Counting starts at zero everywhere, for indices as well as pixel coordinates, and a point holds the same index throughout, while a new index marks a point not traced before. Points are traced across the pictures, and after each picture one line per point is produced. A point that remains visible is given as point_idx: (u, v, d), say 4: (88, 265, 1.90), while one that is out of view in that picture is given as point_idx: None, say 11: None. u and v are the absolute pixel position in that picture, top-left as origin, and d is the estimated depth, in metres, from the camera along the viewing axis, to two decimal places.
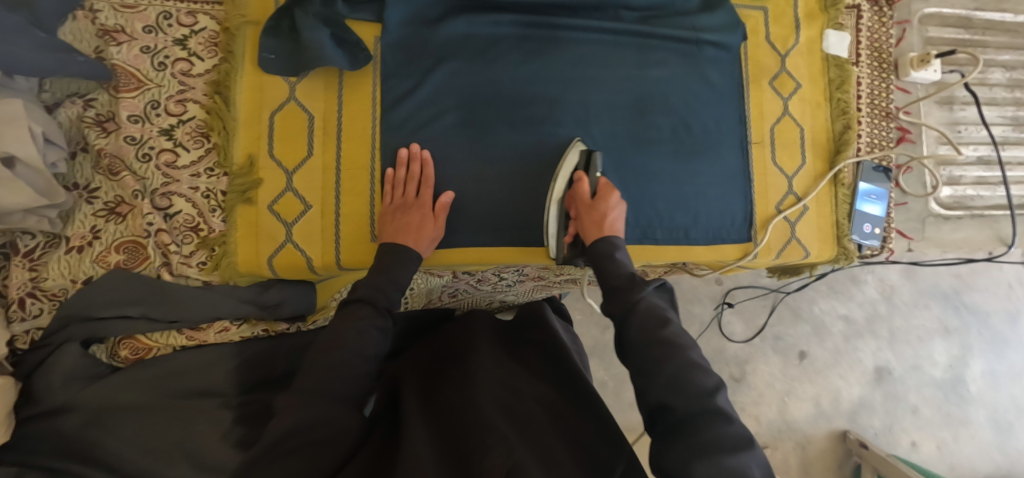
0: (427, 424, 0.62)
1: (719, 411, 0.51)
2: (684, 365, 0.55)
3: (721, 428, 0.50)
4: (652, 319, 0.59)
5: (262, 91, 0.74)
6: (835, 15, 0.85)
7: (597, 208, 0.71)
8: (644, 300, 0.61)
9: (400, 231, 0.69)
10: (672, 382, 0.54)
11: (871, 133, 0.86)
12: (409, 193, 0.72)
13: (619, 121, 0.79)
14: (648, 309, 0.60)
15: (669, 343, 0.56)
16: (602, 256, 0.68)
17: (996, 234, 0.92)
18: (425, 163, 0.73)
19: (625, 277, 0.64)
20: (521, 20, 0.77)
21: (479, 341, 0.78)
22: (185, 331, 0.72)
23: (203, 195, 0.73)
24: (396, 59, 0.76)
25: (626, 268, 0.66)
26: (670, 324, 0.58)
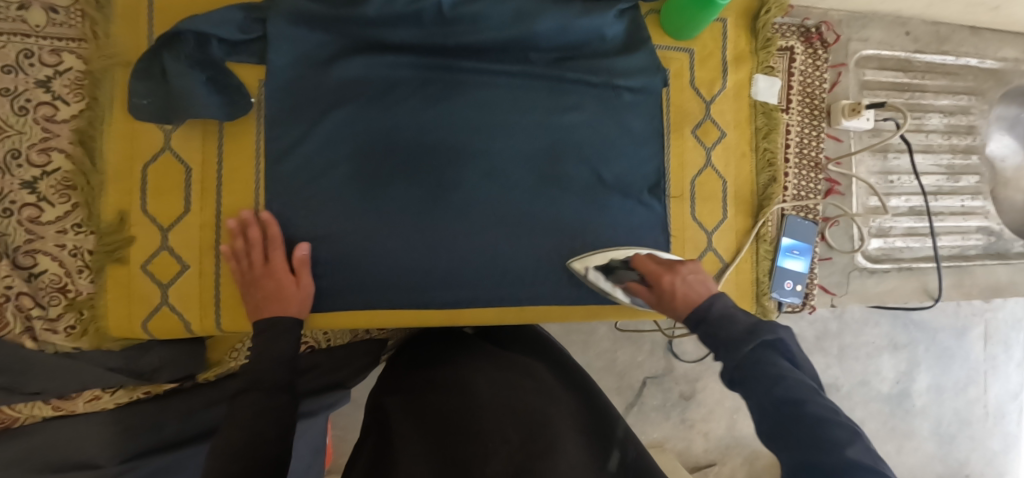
0: (417, 433, 0.56)
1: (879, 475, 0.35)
2: (809, 422, 0.39)
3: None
4: (760, 373, 0.44)
5: (133, 140, 0.68)
6: (766, 58, 0.81)
7: (664, 289, 0.62)
8: (755, 357, 0.46)
9: (264, 299, 0.65)
10: (806, 446, 0.38)
11: (798, 185, 0.83)
12: (255, 259, 0.66)
13: (528, 172, 0.74)
14: (755, 364, 0.45)
15: (793, 403, 0.41)
16: (714, 315, 0.54)
17: (922, 286, 0.87)
18: (263, 224, 0.67)
19: (748, 327, 0.49)
20: (420, 63, 0.71)
21: (471, 352, 0.72)
22: (52, 401, 0.67)
23: (70, 253, 0.68)
24: (281, 104, 0.69)
25: (739, 320, 0.50)
26: (789, 375, 0.43)
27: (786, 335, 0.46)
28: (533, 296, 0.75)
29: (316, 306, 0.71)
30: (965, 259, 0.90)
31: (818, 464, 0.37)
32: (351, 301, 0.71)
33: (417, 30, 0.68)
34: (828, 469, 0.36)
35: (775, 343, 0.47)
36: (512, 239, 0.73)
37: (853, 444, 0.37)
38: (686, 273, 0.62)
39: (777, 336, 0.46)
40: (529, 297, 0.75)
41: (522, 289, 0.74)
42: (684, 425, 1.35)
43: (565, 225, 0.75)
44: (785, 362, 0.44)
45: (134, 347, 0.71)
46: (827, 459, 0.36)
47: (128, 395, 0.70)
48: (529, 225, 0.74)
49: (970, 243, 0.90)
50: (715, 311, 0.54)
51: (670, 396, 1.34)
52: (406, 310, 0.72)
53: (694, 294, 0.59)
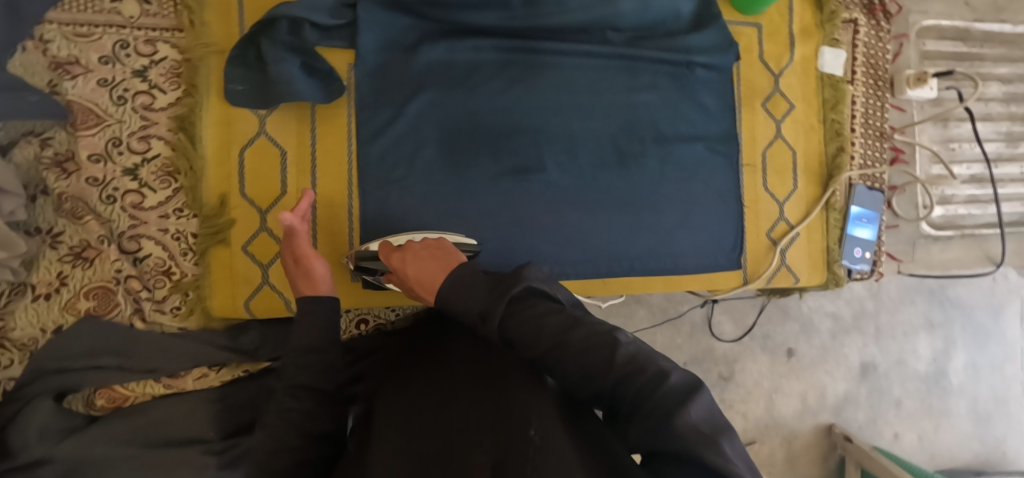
0: (386, 420, 0.48)
1: (641, 367, 0.36)
2: (580, 345, 0.39)
3: (673, 396, 0.34)
4: (534, 316, 0.41)
5: (230, 125, 0.70)
6: (831, 30, 0.82)
7: (399, 272, 0.55)
8: (521, 308, 0.42)
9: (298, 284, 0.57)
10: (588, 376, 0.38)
11: (865, 154, 0.84)
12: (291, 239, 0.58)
13: (606, 148, 0.77)
14: (522, 319, 0.41)
15: (559, 343, 0.39)
16: (461, 280, 0.46)
17: (984, 253, 0.90)
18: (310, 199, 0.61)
19: (494, 285, 0.44)
20: (502, 44, 0.73)
21: (454, 330, 0.62)
22: (163, 379, 0.69)
23: (173, 237, 0.70)
24: (373, 88, 0.71)
25: (482, 281, 0.45)
26: (546, 315, 0.41)
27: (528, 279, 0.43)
28: (615, 270, 0.77)
29: None
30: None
31: (614, 392, 0.37)
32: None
33: (503, 13, 0.70)
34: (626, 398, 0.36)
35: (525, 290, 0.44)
36: (590, 215, 0.76)
37: (620, 348, 0.38)
38: (417, 249, 0.55)
39: (524, 286, 0.43)
40: (611, 272, 0.77)
41: (603, 263, 0.77)
42: None
43: (643, 198, 0.77)
44: (546, 302, 0.42)
45: (234, 327, 0.73)
46: (620, 385, 0.36)
47: (231, 373, 0.72)
48: (608, 197, 0.76)
49: None
50: (456, 281, 0.46)
51: (710, 377, 1.40)
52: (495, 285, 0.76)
53: (421, 270, 0.51)
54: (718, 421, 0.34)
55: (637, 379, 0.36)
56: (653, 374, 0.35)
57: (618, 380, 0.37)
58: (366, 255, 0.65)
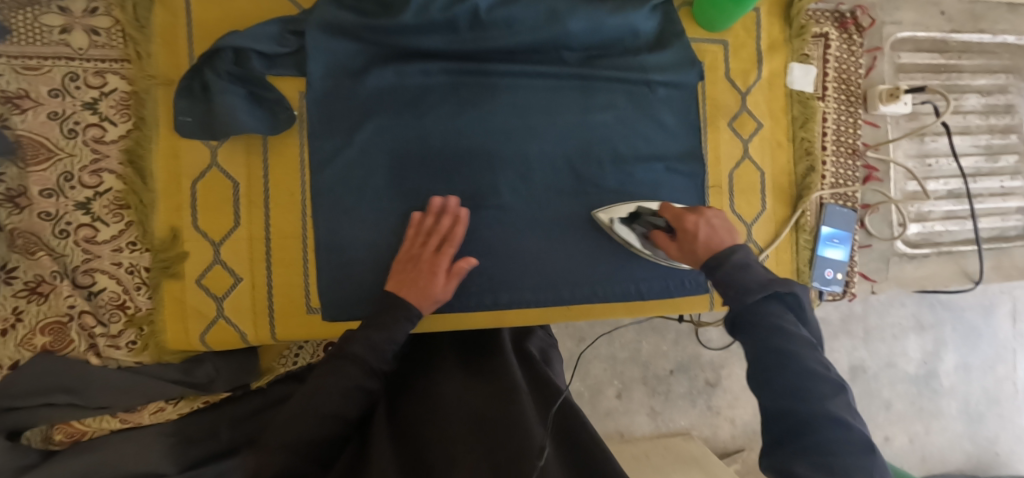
0: (388, 433, 0.55)
1: (844, 423, 0.39)
2: (795, 372, 0.42)
3: (844, 444, 0.38)
4: (761, 326, 0.45)
5: (178, 156, 0.70)
6: (800, 46, 0.80)
7: (687, 232, 0.59)
8: (767, 309, 0.46)
9: (408, 281, 0.66)
10: (783, 394, 0.42)
11: (836, 173, 0.82)
12: (432, 245, 0.68)
13: (564, 172, 0.75)
14: (758, 315, 0.46)
15: (794, 358, 0.42)
16: (731, 264, 0.51)
17: (961, 269, 0.87)
18: (457, 220, 0.70)
19: (765, 278, 0.48)
20: (453, 68, 0.72)
21: (443, 358, 0.70)
22: (118, 413, 0.69)
23: (127, 271, 0.70)
24: (322, 117, 0.70)
25: (758, 267, 0.49)
26: (786, 324, 0.45)
27: (800, 289, 0.47)
28: (577, 296, 0.76)
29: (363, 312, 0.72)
30: (1004, 240, 0.90)
31: (800, 414, 0.40)
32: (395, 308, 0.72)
33: (449, 36, 0.69)
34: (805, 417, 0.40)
35: (786, 296, 0.47)
36: (550, 239, 0.75)
37: (836, 395, 0.41)
38: (714, 217, 0.60)
39: (792, 290, 0.47)
40: (574, 298, 0.76)
41: (565, 289, 0.75)
42: (711, 412, 1.29)
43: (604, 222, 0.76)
44: (796, 316, 0.46)
45: (189, 359, 0.73)
46: (808, 407, 0.40)
47: (189, 406, 0.72)
48: (568, 220, 0.76)
49: (1009, 224, 0.90)
50: (744, 262, 0.51)
51: None
52: (467, 313, 0.74)
53: (711, 238, 0.57)
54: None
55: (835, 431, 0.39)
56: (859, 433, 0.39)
57: (808, 418, 0.40)
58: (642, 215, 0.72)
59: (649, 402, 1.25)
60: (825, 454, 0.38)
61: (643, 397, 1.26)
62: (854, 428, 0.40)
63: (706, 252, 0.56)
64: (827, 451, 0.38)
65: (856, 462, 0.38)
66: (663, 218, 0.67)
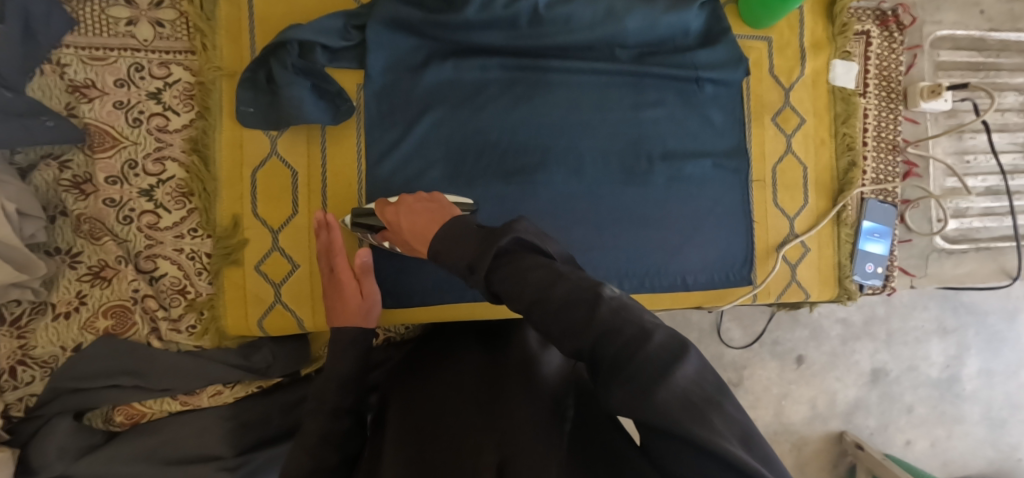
0: (397, 425, 0.53)
1: (642, 332, 0.33)
2: (563, 304, 0.37)
3: (629, 341, 0.33)
4: (506, 285, 0.39)
5: (241, 146, 0.71)
6: (843, 43, 0.81)
7: (394, 226, 0.61)
8: (500, 267, 0.40)
9: (332, 309, 0.66)
10: (587, 336, 0.35)
11: (877, 168, 0.83)
12: (326, 266, 0.67)
13: (614, 165, 0.77)
14: (513, 271, 0.39)
15: (556, 298, 0.37)
16: (448, 236, 0.46)
17: (1000, 267, 0.88)
18: (329, 225, 0.68)
19: (481, 242, 0.42)
20: (509, 64, 0.74)
21: (462, 348, 0.69)
22: (179, 396, 0.71)
23: (189, 257, 0.71)
24: (379, 110, 0.72)
25: (469, 234, 0.45)
26: (537, 266, 0.39)
27: (517, 227, 0.41)
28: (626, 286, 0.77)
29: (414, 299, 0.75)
30: None
31: (590, 351, 0.35)
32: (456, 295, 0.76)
33: (507, 32, 0.71)
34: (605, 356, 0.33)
35: (515, 242, 0.42)
36: (602, 231, 0.76)
37: (600, 303, 0.36)
38: (410, 201, 0.62)
39: (512, 238, 0.41)
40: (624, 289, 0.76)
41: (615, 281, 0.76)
42: None
43: (652, 214, 0.77)
44: (527, 255, 0.40)
45: (247, 344, 0.74)
46: (588, 340, 0.35)
47: (245, 389, 0.74)
48: (619, 213, 0.77)
49: None
50: (450, 233, 0.46)
51: None
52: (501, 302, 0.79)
53: (413, 221, 0.58)
54: (678, 361, 0.31)
55: (616, 338, 0.33)
56: (635, 331, 0.33)
57: (600, 338, 0.34)
58: (361, 214, 0.69)
59: None
60: (619, 366, 0.32)
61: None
62: (627, 324, 0.34)
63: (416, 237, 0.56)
64: (618, 364, 0.32)
65: (669, 371, 0.30)
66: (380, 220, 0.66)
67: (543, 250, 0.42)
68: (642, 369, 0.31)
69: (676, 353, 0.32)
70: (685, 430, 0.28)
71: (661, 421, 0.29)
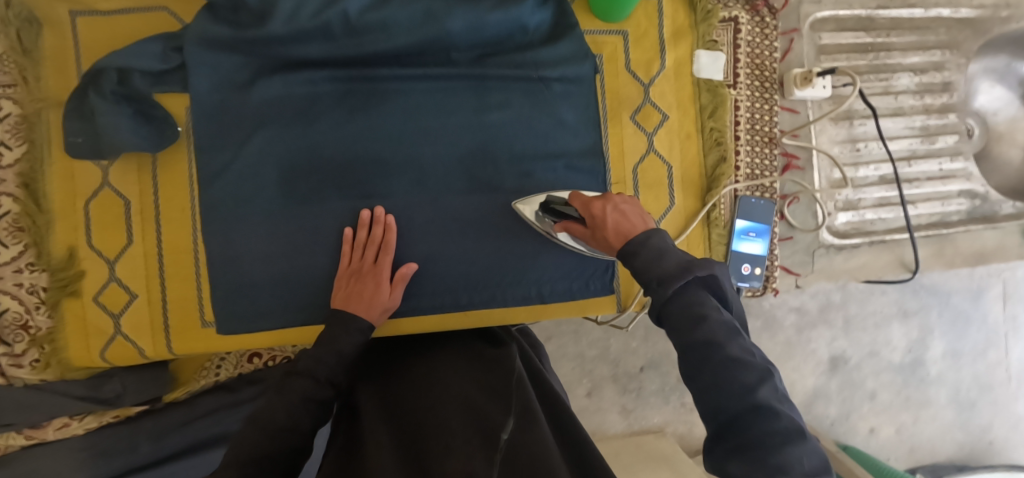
0: (388, 431, 0.49)
1: (796, 434, 0.37)
2: (724, 364, 0.39)
3: (781, 437, 0.36)
4: (687, 311, 0.41)
5: (73, 178, 0.71)
6: (707, 31, 0.76)
7: (596, 220, 0.54)
8: (687, 296, 0.42)
9: (353, 293, 0.66)
10: (714, 392, 0.39)
11: (751, 163, 0.79)
12: (369, 257, 0.68)
13: (457, 175, 0.74)
14: (687, 304, 0.41)
15: (714, 345, 0.39)
16: (651, 247, 0.46)
17: (898, 259, 0.83)
18: (387, 228, 0.69)
19: (679, 262, 0.43)
20: (340, 75, 0.71)
21: (442, 345, 0.68)
22: (24, 430, 0.70)
23: (28, 291, 0.70)
24: (210, 131, 0.70)
25: (676, 254, 0.44)
26: (712, 312, 0.41)
27: (719, 271, 0.42)
28: (477, 300, 0.74)
29: (256, 325, 0.71)
30: (946, 225, 0.85)
31: (725, 409, 0.39)
32: (307, 314, 0.72)
33: (328, 43, 0.68)
34: (747, 429, 0.37)
35: (705, 278, 0.43)
36: (490, 237, 0.74)
37: (765, 384, 0.38)
38: (618, 202, 0.54)
39: (707, 273, 0.42)
40: (471, 302, 0.74)
41: (461, 294, 0.74)
42: (686, 408, 1.21)
43: (504, 223, 0.74)
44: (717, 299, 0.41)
45: (96, 376, 0.73)
46: (735, 402, 0.38)
47: (96, 420, 0.72)
48: (467, 225, 0.74)
49: (951, 208, 0.85)
50: (646, 244, 0.46)
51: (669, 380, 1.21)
52: (411, 317, 0.73)
53: (622, 225, 0.50)
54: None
55: (763, 423, 0.37)
56: (787, 426, 0.37)
57: (743, 411, 0.38)
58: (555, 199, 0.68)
59: (621, 399, 1.18)
60: (759, 450, 0.36)
61: (613, 396, 1.19)
62: (784, 415, 0.37)
63: (619, 240, 0.50)
64: (760, 446, 0.36)
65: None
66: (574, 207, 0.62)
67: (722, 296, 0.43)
68: (781, 468, 0.35)
69: (804, 445, 0.36)
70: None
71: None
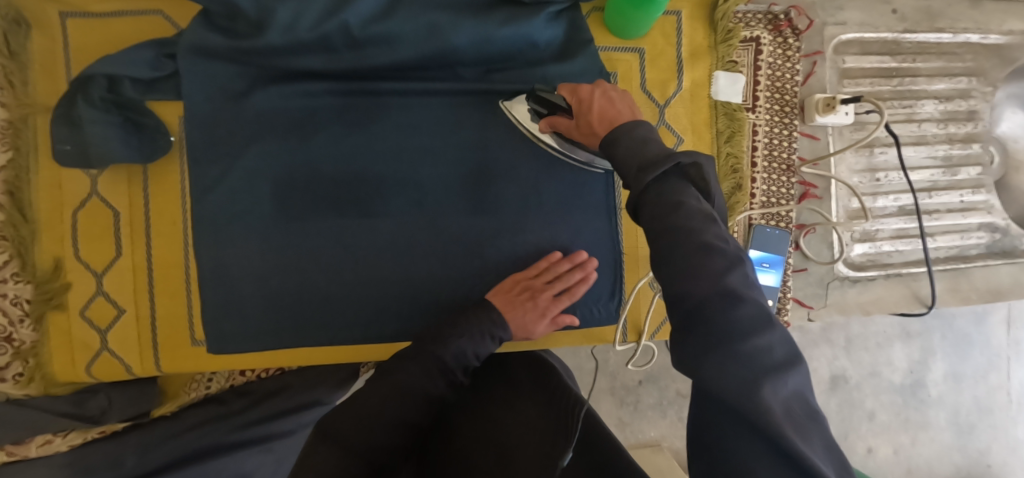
0: None
1: (763, 326, 0.30)
2: (694, 251, 0.33)
3: (746, 325, 0.30)
4: (663, 201, 0.36)
5: (61, 186, 0.68)
6: (727, 52, 0.73)
7: (582, 105, 0.51)
8: (668, 185, 0.37)
9: (524, 305, 0.67)
10: (683, 275, 0.33)
11: (767, 190, 0.76)
12: (551, 290, 0.68)
13: (460, 195, 0.71)
14: (664, 190, 0.36)
15: (686, 232, 0.34)
16: (635, 134, 0.41)
17: (913, 292, 0.81)
18: (584, 278, 0.70)
19: (660, 153, 0.39)
20: (341, 88, 0.69)
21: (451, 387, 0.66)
22: (6, 446, 0.66)
23: (12, 303, 0.67)
24: (203, 143, 0.67)
25: (662, 142, 0.40)
26: (689, 200, 0.35)
27: (703, 158, 0.37)
28: None
29: (246, 345, 0.69)
30: (964, 259, 0.83)
31: (693, 305, 0.32)
32: (302, 336, 0.70)
33: (328, 56, 0.65)
34: (711, 312, 0.31)
35: (688, 167, 0.38)
36: (493, 260, 0.72)
37: (736, 270, 0.32)
38: (607, 90, 0.51)
39: (692, 161, 0.37)
40: None
41: None
42: (683, 423, 1.19)
43: (506, 247, 0.72)
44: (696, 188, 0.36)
45: (82, 391, 0.71)
46: (700, 296, 0.32)
47: (81, 437, 0.68)
48: (468, 247, 0.71)
49: (970, 242, 0.83)
50: (635, 130, 0.41)
51: (666, 395, 1.17)
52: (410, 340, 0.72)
53: (608, 111, 0.47)
54: (789, 369, 0.30)
55: (728, 315, 0.30)
56: (749, 317, 0.31)
57: (705, 302, 0.31)
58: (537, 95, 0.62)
59: (618, 412, 1.16)
60: (730, 339, 0.29)
61: (610, 408, 1.17)
62: (748, 301, 0.31)
63: (602, 124, 0.48)
64: (728, 335, 0.29)
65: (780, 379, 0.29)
66: (562, 99, 0.58)
67: (704, 190, 0.38)
68: (750, 359, 0.29)
69: (773, 334, 0.30)
70: (782, 433, 0.27)
71: (757, 412, 0.28)
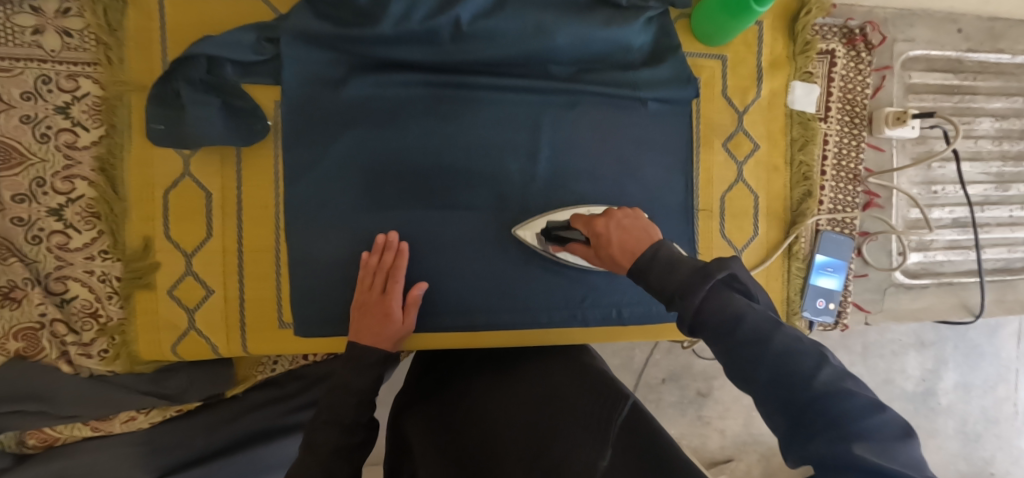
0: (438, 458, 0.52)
1: (867, 403, 0.30)
2: (778, 354, 0.32)
3: (857, 410, 0.30)
4: (719, 312, 0.35)
5: (149, 165, 0.68)
6: (804, 63, 0.76)
7: (599, 239, 0.50)
8: (714, 301, 0.36)
9: (365, 326, 0.63)
10: (776, 375, 0.32)
11: (835, 198, 0.79)
12: (377, 285, 0.66)
13: (545, 191, 0.72)
14: (722, 306, 0.35)
15: (759, 342, 0.33)
16: (658, 263, 0.41)
17: (962, 301, 0.85)
18: (399, 253, 0.67)
19: (694, 269, 0.38)
20: (434, 80, 0.69)
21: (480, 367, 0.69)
22: (90, 422, 0.69)
23: (99, 280, 0.68)
24: (297, 128, 0.67)
25: (688, 262, 0.39)
26: (747, 309, 0.35)
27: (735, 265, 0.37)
28: (556, 319, 0.73)
29: (333, 329, 0.70)
30: (1009, 271, 0.87)
31: (795, 396, 0.31)
32: None
33: (428, 48, 0.66)
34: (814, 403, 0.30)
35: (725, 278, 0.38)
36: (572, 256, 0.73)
37: (824, 367, 0.31)
38: (621, 217, 0.51)
39: (726, 272, 0.37)
40: (551, 321, 0.73)
41: (540, 313, 0.73)
42: (701, 422, 1.22)
43: None
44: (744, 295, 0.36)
45: (161, 370, 0.71)
46: (801, 394, 0.31)
47: (162, 415, 0.71)
48: None
49: (1016, 255, 0.87)
50: (653, 264, 0.41)
51: (686, 394, 1.20)
52: (490, 332, 0.72)
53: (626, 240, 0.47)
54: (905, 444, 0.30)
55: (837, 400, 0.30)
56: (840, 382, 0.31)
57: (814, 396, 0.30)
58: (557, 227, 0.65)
59: None
60: (844, 427, 0.29)
61: None
62: (854, 390, 0.31)
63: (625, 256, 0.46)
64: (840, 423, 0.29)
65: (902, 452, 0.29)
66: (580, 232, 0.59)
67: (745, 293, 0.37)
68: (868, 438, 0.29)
69: (884, 414, 0.30)
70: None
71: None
